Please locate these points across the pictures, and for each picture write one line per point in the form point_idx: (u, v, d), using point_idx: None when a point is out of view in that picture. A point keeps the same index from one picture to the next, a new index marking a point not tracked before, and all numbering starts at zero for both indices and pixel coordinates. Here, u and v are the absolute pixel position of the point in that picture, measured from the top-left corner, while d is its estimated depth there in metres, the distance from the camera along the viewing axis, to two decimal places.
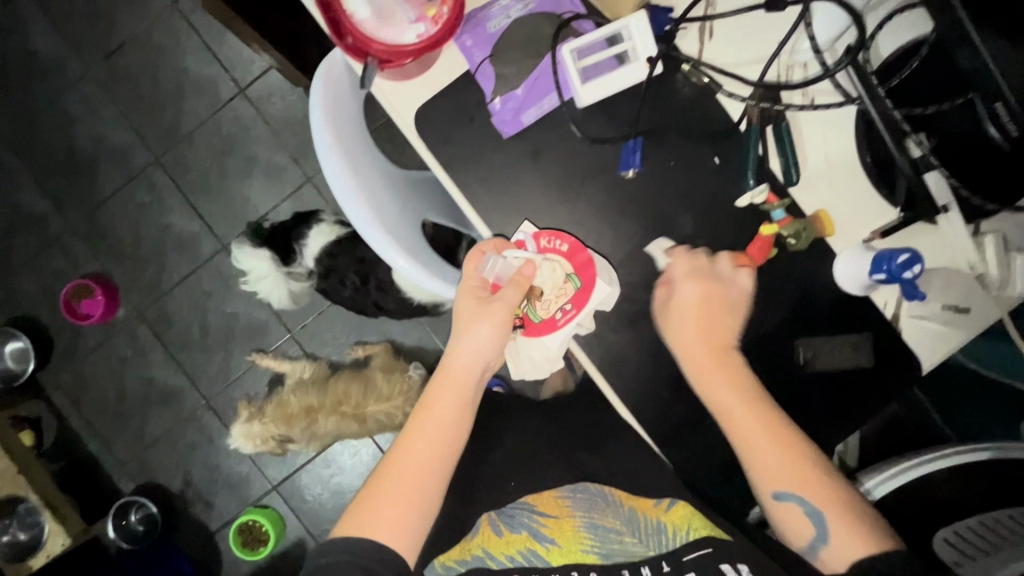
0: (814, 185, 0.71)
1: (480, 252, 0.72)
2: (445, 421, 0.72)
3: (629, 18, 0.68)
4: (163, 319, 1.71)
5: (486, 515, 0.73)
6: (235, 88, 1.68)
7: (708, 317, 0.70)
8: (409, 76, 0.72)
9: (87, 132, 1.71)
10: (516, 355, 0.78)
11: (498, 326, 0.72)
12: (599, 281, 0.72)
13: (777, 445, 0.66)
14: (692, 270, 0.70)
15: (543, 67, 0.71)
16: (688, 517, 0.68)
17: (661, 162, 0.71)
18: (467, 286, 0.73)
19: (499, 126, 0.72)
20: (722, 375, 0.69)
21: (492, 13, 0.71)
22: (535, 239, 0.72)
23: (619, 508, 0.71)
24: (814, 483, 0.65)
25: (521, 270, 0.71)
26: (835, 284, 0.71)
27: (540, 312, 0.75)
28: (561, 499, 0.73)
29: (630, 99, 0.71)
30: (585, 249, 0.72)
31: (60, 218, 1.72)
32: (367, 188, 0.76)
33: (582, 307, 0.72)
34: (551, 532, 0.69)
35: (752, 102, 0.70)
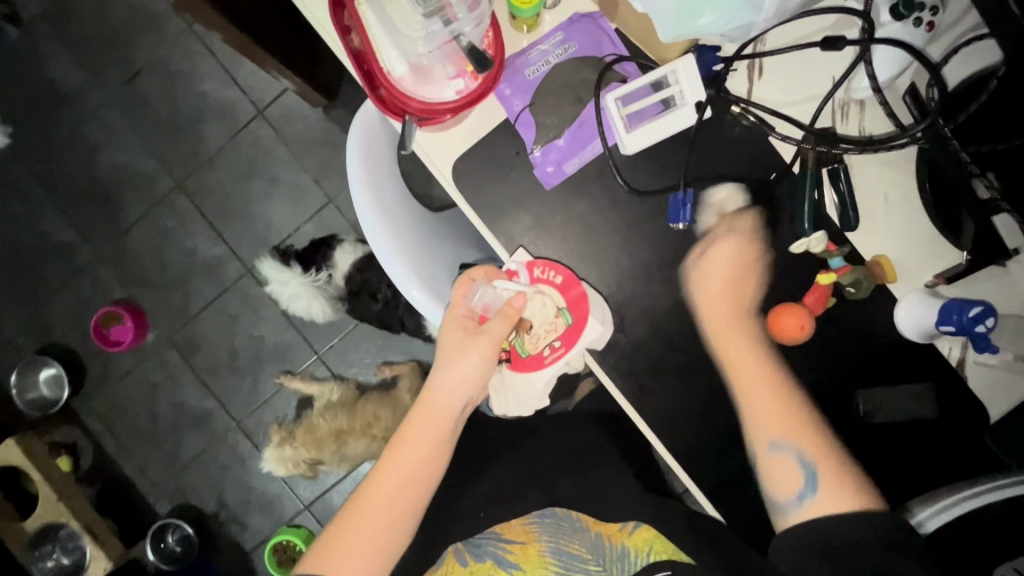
0: (873, 230, 0.68)
1: (471, 279, 0.73)
2: (422, 450, 0.74)
3: (676, 63, 0.65)
4: (190, 343, 1.72)
5: (452, 546, 0.83)
6: (253, 110, 1.67)
7: (732, 278, 0.68)
8: (445, 127, 0.69)
9: (110, 159, 1.72)
10: (501, 389, 0.79)
11: (478, 361, 0.72)
12: (592, 318, 0.69)
13: (777, 400, 0.66)
14: (727, 230, 0.68)
15: (586, 114, 0.68)
16: (650, 539, 0.79)
17: (711, 210, 0.68)
18: (454, 315, 0.73)
19: (541, 176, 0.69)
20: (734, 326, 0.68)
21: (531, 59, 0.68)
22: (529, 269, 0.71)
23: (585, 533, 0.81)
24: (808, 437, 0.65)
25: (510, 301, 0.70)
26: (894, 329, 0.68)
27: (527, 346, 0.74)
28: (529, 523, 0.83)
29: (676, 145, 0.68)
30: (579, 283, 0.70)
31: (86, 247, 1.73)
32: (395, 227, 0.79)
33: (570, 345, 0.70)
34: (516, 558, 0.80)
35: (808, 144, 0.66)
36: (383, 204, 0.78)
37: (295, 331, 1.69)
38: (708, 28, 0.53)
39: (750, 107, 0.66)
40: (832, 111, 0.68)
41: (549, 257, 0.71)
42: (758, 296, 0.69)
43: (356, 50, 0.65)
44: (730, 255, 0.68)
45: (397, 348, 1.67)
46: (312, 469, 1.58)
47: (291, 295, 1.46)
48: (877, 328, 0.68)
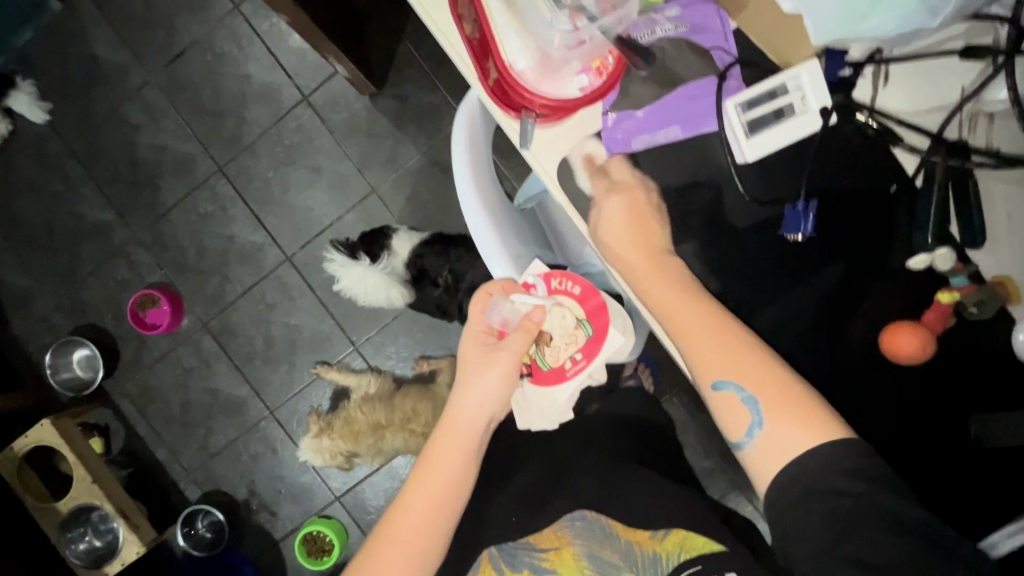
0: (995, 250, 0.65)
1: (488, 293, 0.81)
2: (451, 463, 0.75)
3: (802, 68, 0.62)
4: (226, 330, 1.70)
5: (485, 552, 0.80)
6: (298, 95, 1.64)
7: (639, 231, 0.64)
8: (551, 124, 0.65)
9: (150, 140, 1.69)
10: (525, 403, 0.85)
11: (501, 372, 0.77)
12: (612, 328, 0.80)
13: (709, 331, 0.59)
14: (616, 183, 0.64)
15: (678, 93, 0.65)
16: (680, 540, 0.72)
17: (824, 223, 0.66)
18: (474, 332, 0.81)
19: (605, 137, 0.65)
20: (656, 274, 0.63)
21: (639, 24, 0.64)
22: (545, 282, 0.82)
23: (616, 540, 0.76)
24: (751, 365, 0.57)
25: (529, 314, 0.79)
26: (1010, 352, 0.65)
27: (548, 360, 0.81)
28: (561, 530, 0.78)
29: (794, 151, 0.65)
30: (596, 294, 0.81)
31: (123, 227, 1.71)
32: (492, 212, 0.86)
33: (592, 356, 0.80)
34: (551, 566, 0.77)
35: (934, 155, 0.63)
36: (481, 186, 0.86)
37: (333, 321, 1.67)
38: (873, 30, 0.52)
39: (877, 116, 0.64)
40: (958, 124, 0.65)
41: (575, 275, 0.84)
42: (871, 311, 0.66)
43: (474, 39, 0.64)
44: (621, 209, 0.63)
45: (435, 342, 1.63)
46: (348, 462, 1.55)
47: (364, 287, 1.39)
48: (990, 343, 0.66)
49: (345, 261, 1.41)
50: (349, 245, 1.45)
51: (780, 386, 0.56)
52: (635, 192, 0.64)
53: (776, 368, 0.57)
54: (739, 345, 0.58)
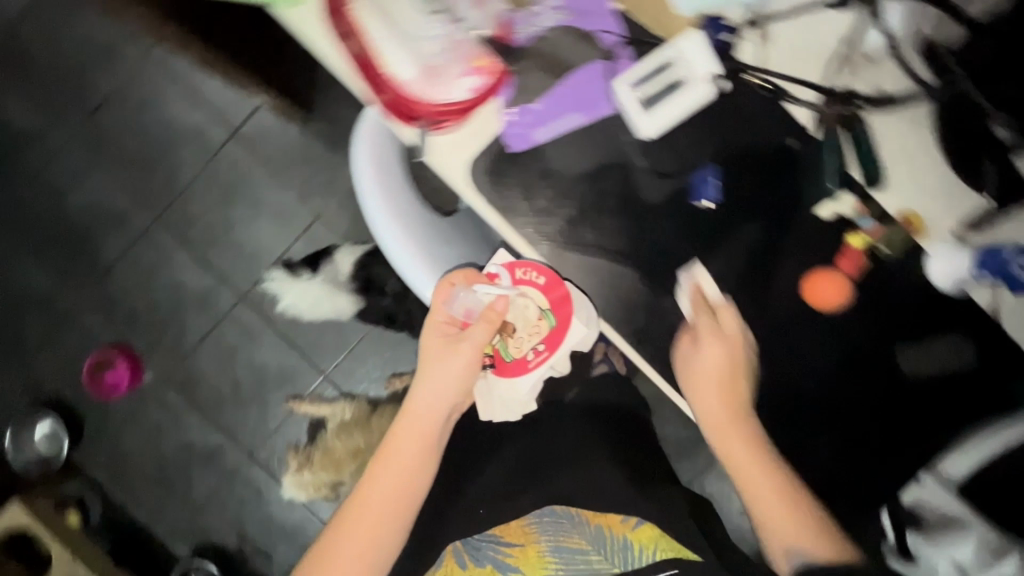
0: (901, 186, 0.67)
1: (450, 284, 0.80)
2: (408, 456, 0.80)
3: (684, 40, 0.65)
4: (191, 379, 1.66)
5: (451, 546, 0.83)
6: (226, 132, 1.61)
7: (728, 386, 0.69)
8: (450, 128, 0.65)
9: (81, 200, 1.64)
10: (487, 392, 0.84)
11: (463, 365, 0.79)
12: (574, 320, 0.73)
13: (777, 494, 0.69)
14: (711, 329, 0.67)
15: (573, 80, 0.66)
16: (655, 537, 0.76)
17: (731, 186, 0.67)
18: (437, 321, 0.80)
19: (507, 138, 0.66)
20: (733, 426, 0.70)
21: (520, 19, 0.66)
22: (510, 271, 0.78)
23: (584, 527, 0.80)
24: (804, 527, 0.69)
25: (491, 305, 0.78)
26: (925, 281, 0.68)
27: (511, 351, 0.80)
28: (529, 525, 0.82)
29: (692, 120, 0.66)
30: (560, 283, 0.72)
31: (67, 293, 1.66)
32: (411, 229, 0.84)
33: (555, 346, 0.78)
34: (516, 561, 0.79)
35: (826, 106, 0.66)
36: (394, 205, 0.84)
37: (298, 353, 1.64)
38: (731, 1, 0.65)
39: (763, 75, 0.66)
40: (845, 70, 0.66)
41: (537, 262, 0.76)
42: (793, 263, 0.68)
43: (357, 54, 0.62)
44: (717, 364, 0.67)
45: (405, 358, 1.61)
46: (334, 492, 1.52)
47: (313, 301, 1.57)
48: (909, 277, 0.68)
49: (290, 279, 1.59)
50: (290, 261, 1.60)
51: (829, 544, 0.69)
52: (733, 341, 0.68)
53: (824, 526, 0.70)
54: (797, 506, 0.69)
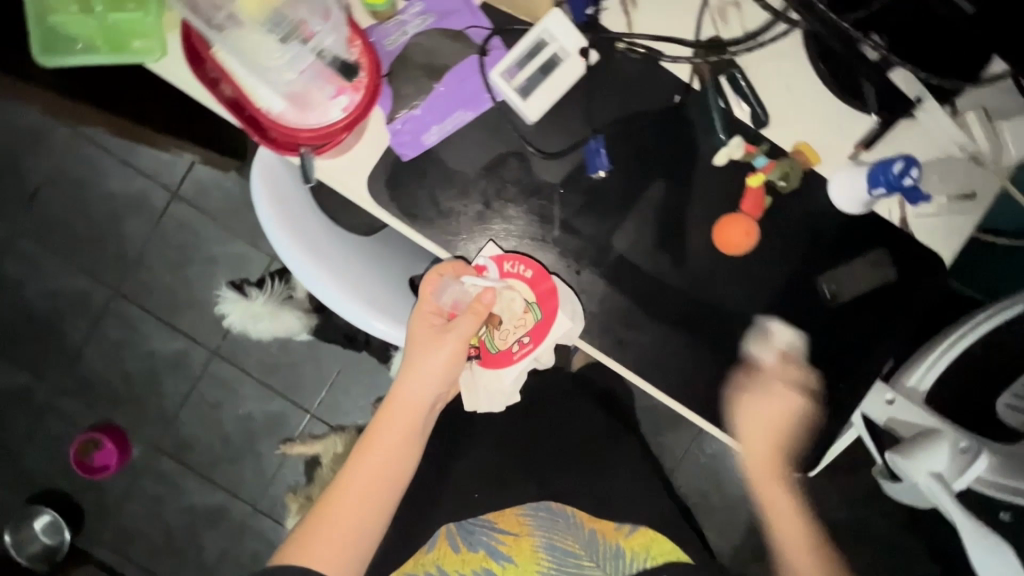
0: (786, 120, 0.69)
1: (438, 274, 0.69)
2: (390, 451, 0.72)
3: (546, 19, 0.65)
4: (181, 444, 1.63)
5: (444, 529, 0.80)
6: (167, 193, 1.60)
7: (780, 426, 0.70)
8: (332, 153, 0.66)
9: (38, 291, 1.59)
10: (471, 386, 0.76)
11: (447, 359, 0.70)
12: (561, 313, 0.69)
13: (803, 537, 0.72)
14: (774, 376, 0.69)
15: (450, 79, 0.67)
16: (648, 543, 0.79)
17: (622, 152, 0.68)
18: (423, 310, 0.71)
19: (398, 149, 0.67)
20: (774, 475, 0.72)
21: (389, 30, 0.66)
22: (498, 263, 0.69)
23: (579, 529, 0.80)
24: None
25: (479, 297, 0.69)
26: (832, 206, 0.70)
27: (496, 342, 0.74)
28: (523, 516, 0.81)
29: (573, 95, 0.68)
30: (548, 277, 0.69)
31: (43, 385, 1.60)
32: (339, 267, 0.72)
33: (541, 339, 0.71)
34: (508, 549, 0.80)
35: (699, 58, 0.67)
36: (312, 242, 0.71)
37: (281, 397, 1.63)
38: None
39: (633, 40, 0.66)
40: (710, 19, 0.68)
41: (519, 251, 0.70)
42: (702, 212, 0.69)
43: (231, 98, 0.62)
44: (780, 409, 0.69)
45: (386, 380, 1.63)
46: None
47: (249, 318, 1.48)
48: (815, 204, 0.69)
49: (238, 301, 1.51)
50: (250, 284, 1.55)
51: None
52: (795, 394, 0.70)
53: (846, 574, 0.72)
54: (822, 554, 0.71)
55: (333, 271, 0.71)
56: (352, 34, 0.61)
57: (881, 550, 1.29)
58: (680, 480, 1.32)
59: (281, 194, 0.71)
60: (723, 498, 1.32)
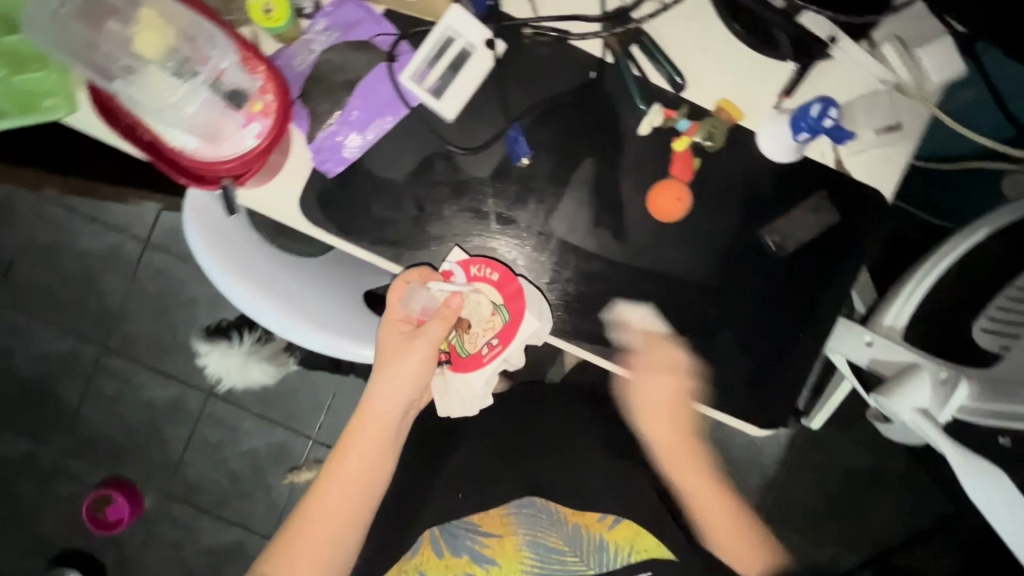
0: (704, 81, 0.69)
1: (404, 282, 0.67)
2: (365, 458, 0.73)
3: (448, 16, 0.65)
4: (190, 488, 1.47)
5: (428, 533, 0.78)
6: (140, 244, 1.49)
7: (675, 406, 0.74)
8: (260, 181, 0.67)
9: (28, 357, 1.49)
10: (444, 393, 0.74)
11: (416, 366, 0.69)
12: (528, 313, 0.67)
13: (722, 502, 0.78)
14: (651, 367, 0.69)
15: (362, 88, 0.67)
16: (633, 537, 0.74)
17: (545, 137, 0.68)
18: (391, 319, 0.70)
19: (322, 167, 0.67)
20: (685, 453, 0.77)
21: (295, 50, 0.66)
22: (465, 268, 0.68)
23: (563, 525, 0.76)
24: (745, 540, 0.77)
25: (446, 302, 0.67)
26: (764, 157, 0.69)
27: (466, 346, 0.72)
28: (507, 514, 0.78)
29: (488, 88, 0.68)
30: (514, 278, 0.68)
31: (48, 449, 1.48)
32: (287, 294, 0.73)
33: (509, 341, 0.69)
34: (492, 552, 0.75)
35: (606, 32, 0.67)
36: (255, 273, 0.72)
37: (283, 427, 1.48)
38: None
39: (537, 24, 0.66)
40: None
41: (488, 254, 0.69)
42: (636, 183, 0.69)
43: (147, 143, 0.62)
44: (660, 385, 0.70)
45: None
46: None
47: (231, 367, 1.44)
48: (746, 157, 0.69)
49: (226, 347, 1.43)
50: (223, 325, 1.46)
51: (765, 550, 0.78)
52: (677, 376, 0.69)
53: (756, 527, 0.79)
54: (735, 517, 0.78)
55: (281, 299, 0.71)
56: (253, 58, 0.59)
57: (897, 489, 1.27)
58: None
59: (217, 230, 0.71)
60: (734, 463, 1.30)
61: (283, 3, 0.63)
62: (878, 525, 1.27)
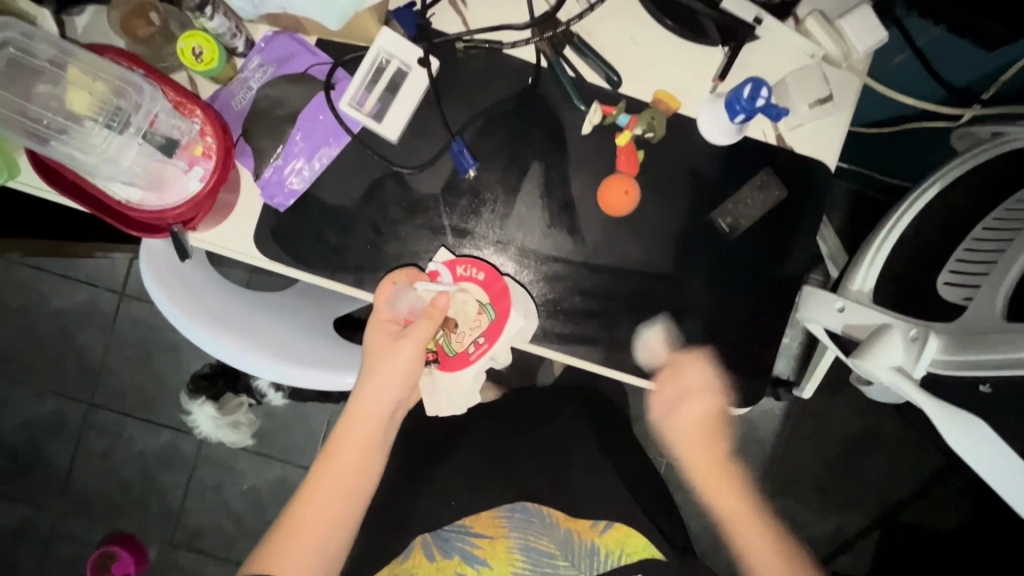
0: (640, 74, 0.70)
1: (392, 282, 0.67)
2: (355, 458, 0.71)
3: (378, 40, 0.65)
4: (193, 534, 1.46)
5: (419, 538, 0.82)
6: (115, 296, 1.47)
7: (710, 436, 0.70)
8: (208, 225, 0.67)
9: (14, 422, 1.47)
10: (433, 392, 0.74)
11: (404, 366, 0.68)
12: (514, 312, 0.68)
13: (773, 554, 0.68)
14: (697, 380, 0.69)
15: (304, 119, 0.67)
16: (622, 540, 0.79)
17: (492, 147, 0.69)
18: (378, 319, 0.68)
19: (272, 203, 0.67)
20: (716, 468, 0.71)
21: (234, 90, 0.67)
22: (451, 268, 0.68)
23: (555, 530, 0.82)
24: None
25: (433, 302, 0.66)
26: (707, 142, 0.70)
27: (453, 345, 0.71)
28: (499, 517, 0.83)
29: (431, 105, 0.69)
30: (500, 277, 0.69)
31: (44, 513, 1.46)
32: (256, 330, 0.73)
33: (495, 340, 0.69)
34: (484, 553, 0.82)
35: (537, 37, 0.67)
36: (219, 312, 0.71)
37: (280, 462, 1.46)
38: None
39: (467, 37, 0.67)
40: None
41: (473, 255, 0.70)
42: (587, 181, 0.70)
43: (91, 198, 0.62)
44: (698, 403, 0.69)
45: None
46: None
47: (215, 424, 1.43)
48: (691, 143, 0.70)
49: (214, 410, 1.41)
50: (204, 374, 1.44)
51: None
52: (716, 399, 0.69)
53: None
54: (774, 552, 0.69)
55: (250, 335, 0.71)
56: (188, 103, 0.60)
57: (893, 447, 1.29)
58: None
59: (177, 273, 0.71)
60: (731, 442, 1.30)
61: (213, 46, 0.62)
62: (878, 485, 1.29)
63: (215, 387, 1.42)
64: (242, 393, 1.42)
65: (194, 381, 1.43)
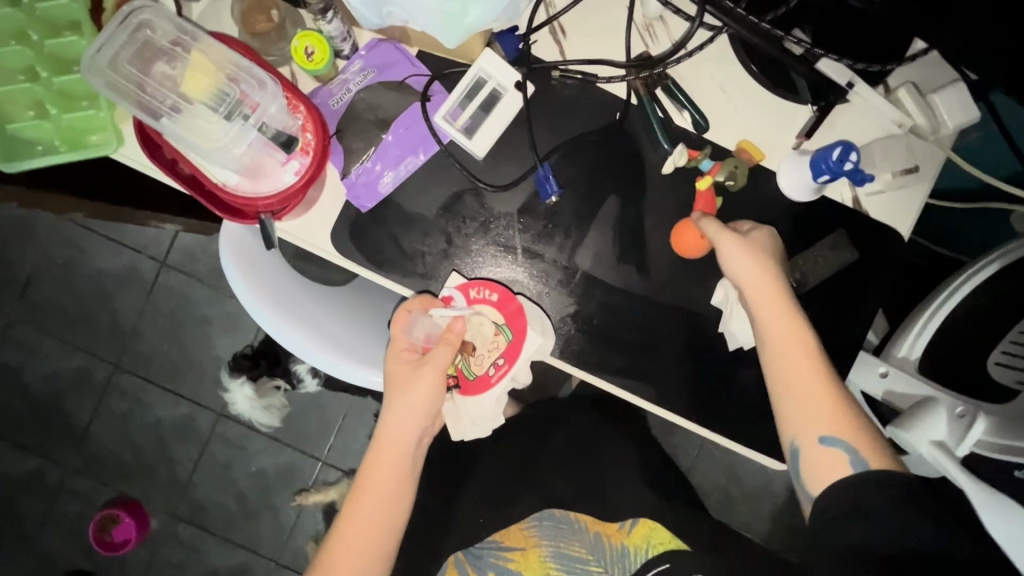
0: (726, 122, 0.71)
1: (407, 311, 0.69)
2: (385, 494, 0.71)
3: (480, 60, 0.68)
4: (197, 508, 1.46)
5: (452, 557, 0.83)
6: (156, 264, 1.50)
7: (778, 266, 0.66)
8: (293, 215, 0.69)
9: (40, 374, 1.49)
10: (455, 417, 0.75)
11: (427, 391, 0.70)
12: (530, 330, 0.69)
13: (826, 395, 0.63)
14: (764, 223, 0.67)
15: (398, 128, 0.70)
16: (649, 534, 0.79)
17: (571, 175, 0.71)
18: (396, 349, 0.71)
19: (356, 202, 0.69)
20: (780, 320, 0.65)
21: (332, 90, 0.69)
22: (464, 292, 0.70)
23: (585, 534, 0.82)
24: (841, 417, 0.62)
25: (449, 327, 0.69)
26: (784, 196, 0.71)
27: (473, 369, 0.73)
28: (527, 529, 0.84)
29: (518, 127, 0.70)
30: (514, 297, 0.70)
31: (56, 467, 1.47)
32: (319, 327, 0.76)
33: (514, 360, 0.71)
34: (516, 565, 0.83)
35: (631, 76, 0.69)
36: (288, 305, 0.74)
37: (292, 448, 1.47)
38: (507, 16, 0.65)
39: (565, 68, 0.69)
40: (640, 37, 0.71)
41: (487, 277, 0.71)
42: (660, 218, 0.71)
43: (190, 176, 0.65)
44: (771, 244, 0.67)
45: None
46: None
47: (251, 406, 1.43)
48: (766, 194, 0.71)
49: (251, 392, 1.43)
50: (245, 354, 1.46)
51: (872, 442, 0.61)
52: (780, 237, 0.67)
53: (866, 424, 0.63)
54: (825, 388, 0.64)
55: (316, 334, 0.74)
56: (294, 99, 0.64)
57: None
58: (699, 477, 1.29)
59: (255, 263, 0.74)
60: (743, 490, 1.28)
61: (324, 47, 0.65)
62: None
63: (256, 368, 1.43)
64: (279, 376, 1.43)
65: (233, 364, 1.46)
